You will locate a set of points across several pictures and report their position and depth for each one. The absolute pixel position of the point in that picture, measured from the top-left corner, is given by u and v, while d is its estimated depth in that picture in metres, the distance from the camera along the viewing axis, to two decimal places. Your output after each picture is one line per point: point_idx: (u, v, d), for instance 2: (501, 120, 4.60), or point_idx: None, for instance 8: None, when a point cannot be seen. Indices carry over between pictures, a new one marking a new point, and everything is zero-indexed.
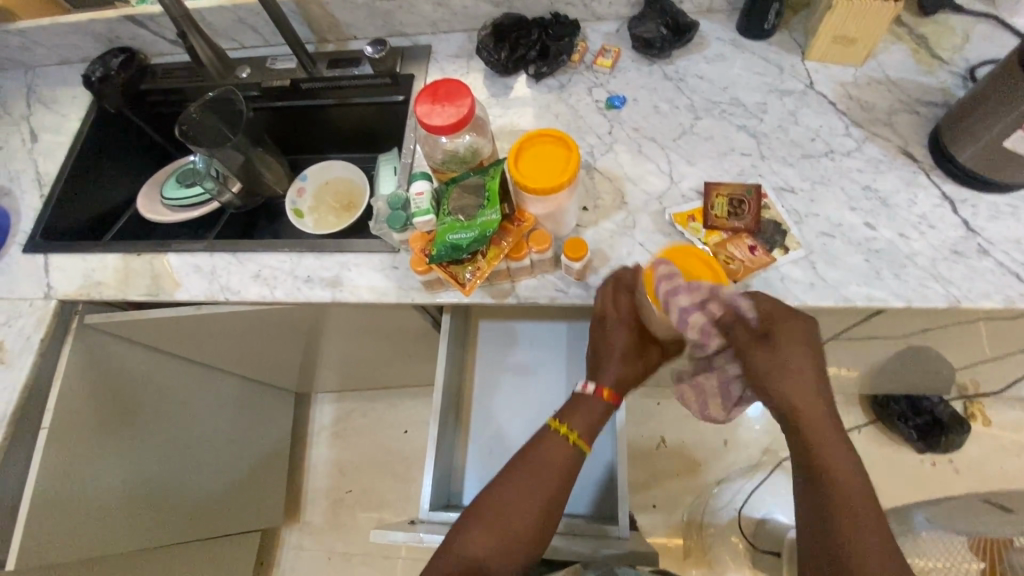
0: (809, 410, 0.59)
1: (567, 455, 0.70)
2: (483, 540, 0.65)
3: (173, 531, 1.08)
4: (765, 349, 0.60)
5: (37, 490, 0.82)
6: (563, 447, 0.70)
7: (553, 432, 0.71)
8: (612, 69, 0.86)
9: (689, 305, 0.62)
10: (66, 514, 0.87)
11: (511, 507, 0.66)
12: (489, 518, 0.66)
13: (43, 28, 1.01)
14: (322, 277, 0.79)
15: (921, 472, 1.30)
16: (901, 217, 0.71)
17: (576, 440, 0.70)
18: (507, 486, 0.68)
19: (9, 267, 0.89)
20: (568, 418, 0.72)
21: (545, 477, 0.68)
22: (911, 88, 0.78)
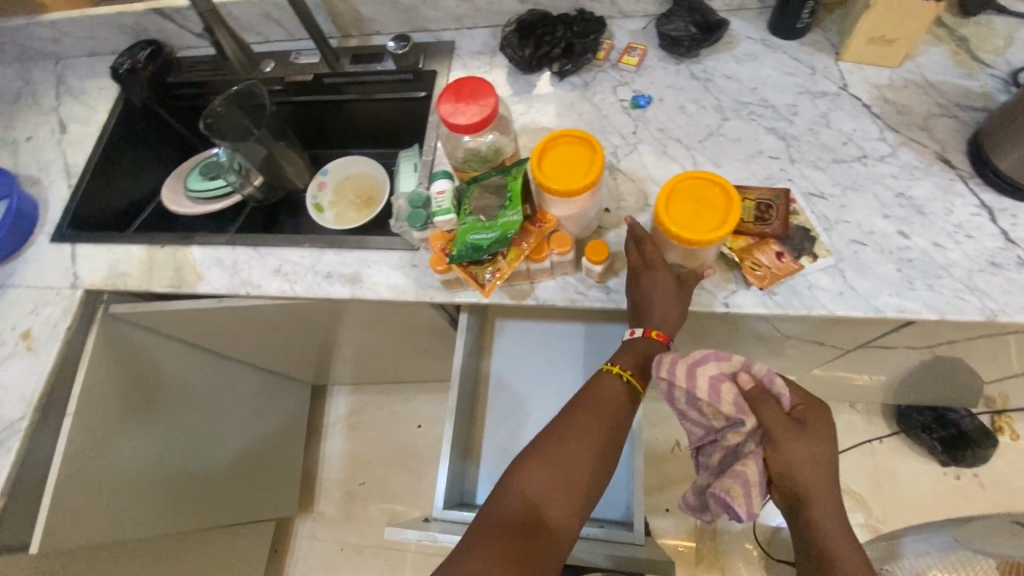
0: (812, 476, 0.60)
1: (620, 400, 0.66)
2: (541, 480, 0.62)
3: (186, 512, 1.09)
4: (783, 421, 0.60)
5: (62, 476, 0.84)
6: (608, 384, 0.67)
7: (609, 373, 0.68)
8: (638, 68, 0.85)
9: (719, 373, 0.61)
10: (89, 498, 0.88)
11: (566, 451, 0.63)
12: (545, 459, 0.63)
13: (73, 20, 1.02)
14: (342, 273, 0.80)
15: (945, 486, 1.27)
16: (936, 226, 0.68)
17: (628, 377, 0.67)
18: (564, 428, 0.65)
19: (37, 256, 0.91)
20: (620, 357, 0.68)
21: (601, 418, 0.65)
22: (950, 92, 0.76)
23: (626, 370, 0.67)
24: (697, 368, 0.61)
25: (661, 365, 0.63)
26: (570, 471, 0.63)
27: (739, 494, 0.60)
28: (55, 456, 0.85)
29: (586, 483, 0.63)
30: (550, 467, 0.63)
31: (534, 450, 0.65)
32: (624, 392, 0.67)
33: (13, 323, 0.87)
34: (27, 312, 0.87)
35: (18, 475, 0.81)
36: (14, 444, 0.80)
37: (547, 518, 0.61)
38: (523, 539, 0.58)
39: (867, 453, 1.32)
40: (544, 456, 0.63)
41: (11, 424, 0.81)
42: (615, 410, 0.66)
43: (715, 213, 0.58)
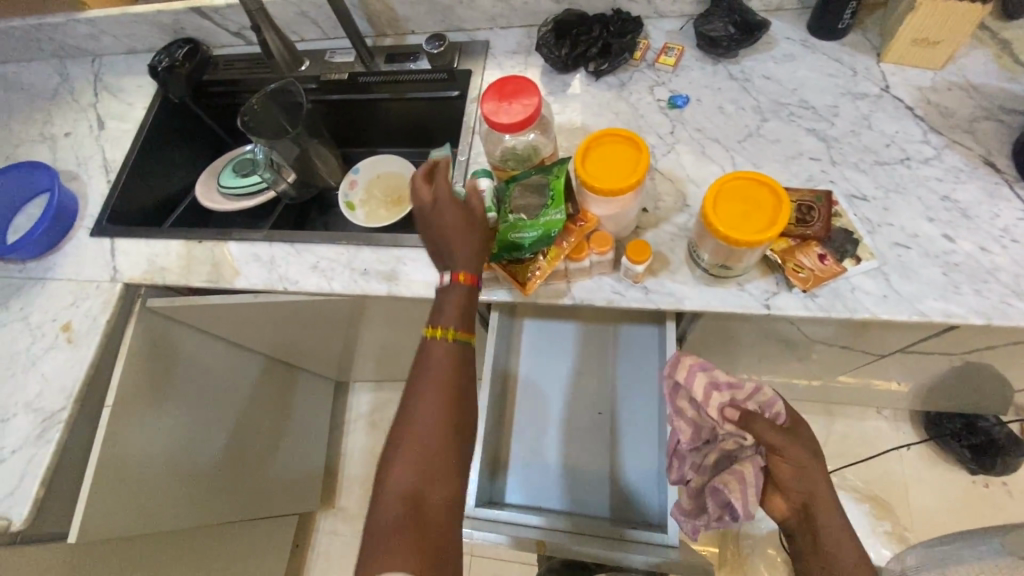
0: (809, 478, 0.62)
1: (446, 353, 0.61)
2: (413, 462, 0.56)
3: (208, 501, 1.08)
4: (779, 429, 0.64)
5: (99, 465, 0.84)
6: (444, 345, 0.62)
7: (432, 339, 0.62)
8: (675, 68, 0.85)
9: (711, 381, 0.67)
10: (124, 488, 0.89)
11: (420, 415, 0.58)
12: (409, 444, 0.57)
13: (113, 18, 1.04)
14: (379, 270, 0.80)
15: (973, 494, 1.25)
16: (982, 230, 0.67)
17: (454, 335, 0.62)
18: (413, 411, 0.59)
19: (77, 249, 0.93)
20: (437, 317, 0.63)
21: (432, 380, 0.60)
22: (995, 94, 0.75)
23: (449, 329, 0.62)
24: (716, 380, 0.68)
25: (684, 371, 0.69)
26: (431, 442, 0.57)
27: (735, 488, 0.64)
28: (94, 446, 0.86)
29: (450, 450, 0.57)
30: (416, 448, 0.57)
31: (399, 439, 0.58)
32: (449, 348, 0.62)
33: (53, 315, 0.88)
34: (67, 304, 0.88)
35: (59, 465, 0.82)
36: (53, 435, 0.80)
37: (435, 494, 0.55)
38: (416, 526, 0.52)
39: (892, 460, 1.30)
40: (403, 447, 0.57)
41: (50, 414, 0.81)
42: (446, 360, 0.61)
43: (764, 212, 0.58)
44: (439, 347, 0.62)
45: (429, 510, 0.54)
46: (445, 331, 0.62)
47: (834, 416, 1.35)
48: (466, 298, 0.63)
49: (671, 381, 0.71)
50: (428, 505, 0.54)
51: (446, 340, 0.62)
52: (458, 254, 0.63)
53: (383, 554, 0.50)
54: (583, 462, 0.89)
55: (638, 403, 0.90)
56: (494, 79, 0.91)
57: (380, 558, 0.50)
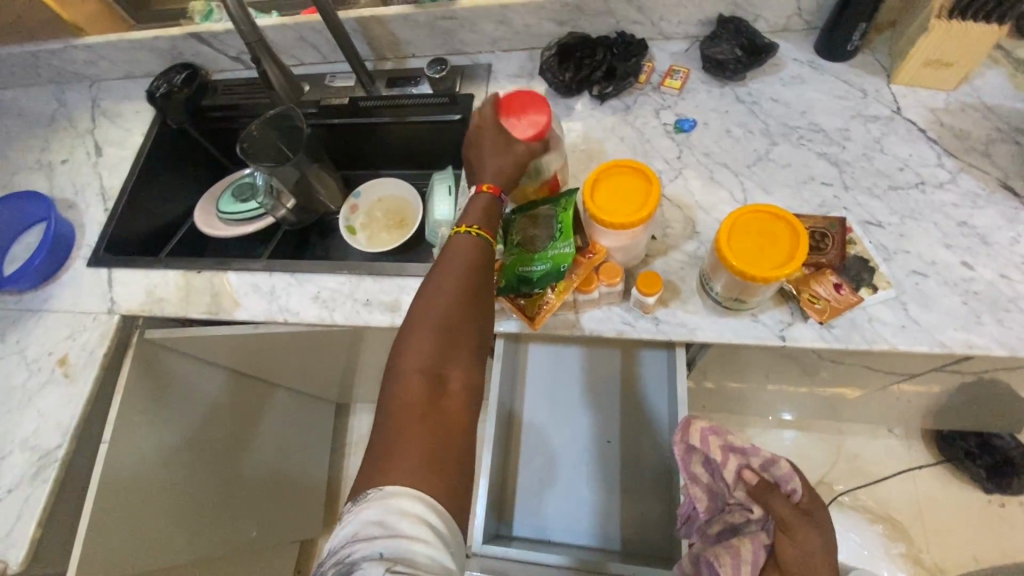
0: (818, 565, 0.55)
1: (466, 250, 0.59)
2: (427, 351, 0.53)
3: (208, 523, 1.05)
4: (786, 510, 0.58)
5: (97, 502, 0.82)
6: (469, 243, 0.59)
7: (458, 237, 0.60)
8: (681, 91, 0.83)
9: (712, 431, 0.64)
10: (122, 523, 0.87)
11: (438, 309, 0.55)
12: (424, 329, 0.54)
13: (111, 44, 1.03)
14: (382, 301, 0.78)
15: (989, 515, 1.22)
16: (1002, 256, 0.66)
17: (477, 233, 0.59)
18: (425, 303, 0.56)
19: (73, 280, 0.91)
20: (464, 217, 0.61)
21: (449, 276, 0.57)
22: (1009, 116, 0.73)
23: (474, 228, 0.60)
24: (730, 443, 0.64)
25: (695, 434, 0.64)
26: (445, 331, 0.54)
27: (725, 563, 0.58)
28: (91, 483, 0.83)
29: (466, 343, 0.55)
30: (428, 337, 0.53)
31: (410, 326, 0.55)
32: (470, 243, 0.59)
33: (49, 348, 0.86)
34: (63, 337, 0.86)
35: (55, 503, 0.80)
36: (49, 474, 0.77)
37: (453, 382, 0.53)
38: (433, 418, 0.50)
39: (905, 480, 1.28)
40: (413, 337, 0.54)
41: (46, 452, 0.79)
42: (464, 253, 0.58)
43: (781, 248, 0.56)
44: (461, 254, 0.58)
45: (445, 399, 0.52)
46: (468, 228, 0.60)
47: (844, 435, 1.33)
48: (490, 207, 0.62)
49: (683, 446, 0.66)
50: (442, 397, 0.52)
51: (469, 236, 0.60)
52: (491, 156, 0.64)
53: (395, 450, 0.48)
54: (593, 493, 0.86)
55: (647, 432, 0.88)
56: None
57: (388, 460, 0.48)
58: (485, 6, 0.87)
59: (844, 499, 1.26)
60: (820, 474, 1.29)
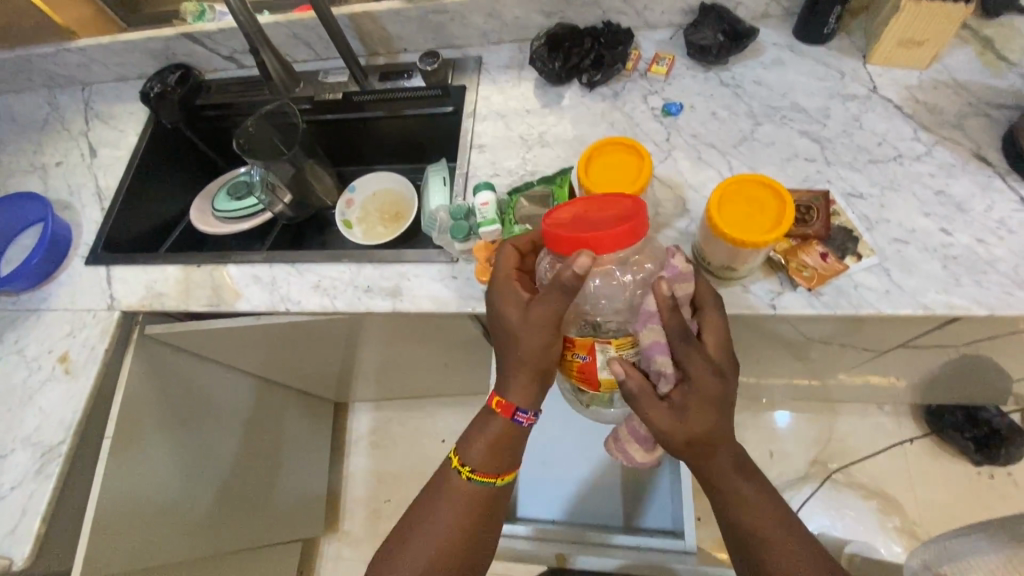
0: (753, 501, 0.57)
1: (467, 494, 0.62)
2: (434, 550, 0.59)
3: (209, 526, 1.05)
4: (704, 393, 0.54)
5: (102, 498, 0.82)
6: (463, 485, 0.62)
7: (451, 468, 0.63)
8: (667, 77, 0.86)
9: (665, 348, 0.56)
10: (129, 519, 0.87)
11: (430, 526, 0.61)
12: (438, 522, 0.61)
13: (103, 46, 1.04)
14: (382, 286, 0.80)
15: (979, 486, 1.26)
16: (977, 222, 0.69)
17: (468, 474, 0.62)
18: (442, 497, 0.62)
19: (72, 279, 0.91)
20: (467, 447, 0.63)
21: (455, 507, 0.61)
22: (980, 91, 0.77)
23: (467, 466, 0.62)
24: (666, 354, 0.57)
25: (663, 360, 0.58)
26: (449, 537, 0.60)
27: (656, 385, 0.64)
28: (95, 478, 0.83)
29: (466, 548, 0.60)
30: (436, 535, 0.60)
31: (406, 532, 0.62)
32: (466, 488, 0.62)
33: (49, 346, 0.86)
34: (63, 335, 0.87)
35: (60, 500, 0.80)
36: (53, 470, 0.78)
37: None
38: None
39: (897, 455, 1.31)
40: (426, 523, 0.61)
41: (50, 448, 0.79)
42: (465, 513, 0.61)
43: (767, 215, 0.60)
44: (497, 424, 0.62)
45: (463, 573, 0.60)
46: (466, 471, 0.62)
47: (836, 415, 1.36)
48: (495, 438, 0.62)
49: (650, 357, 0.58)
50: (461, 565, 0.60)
51: (465, 479, 0.62)
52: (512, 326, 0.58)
53: None
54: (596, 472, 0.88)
55: None
56: (489, 93, 0.92)
57: None
58: None
59: (838, 477, 1.29)
60: (813, 453, 1.33)
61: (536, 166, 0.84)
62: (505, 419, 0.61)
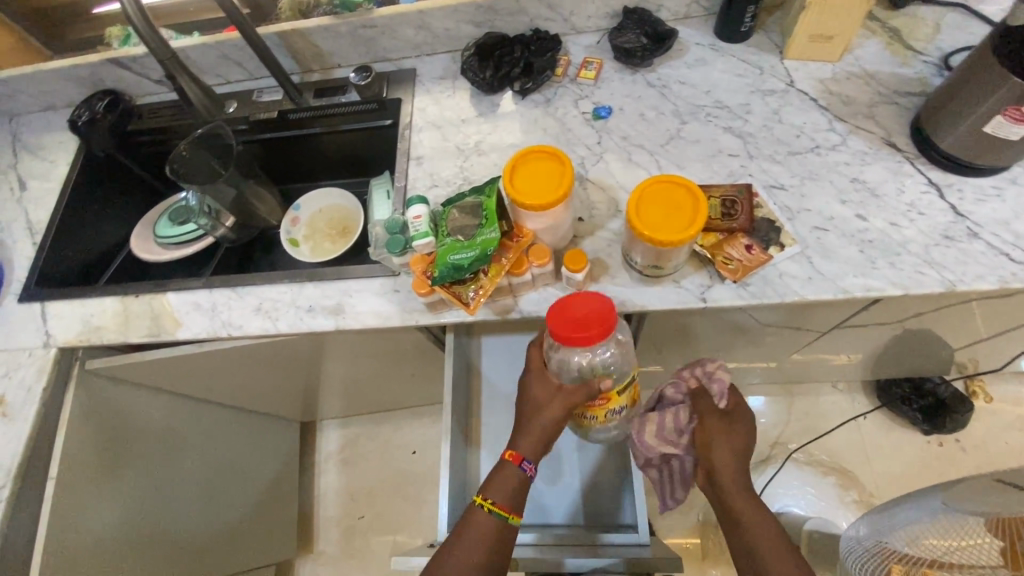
0: (743, 495, 0.68)
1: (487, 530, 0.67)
2: None
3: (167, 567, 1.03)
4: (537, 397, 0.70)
5: (50, 538, 0.81)
6: (484, 516, 0.68)
7: (475, 507, 0.68)
8: (596, 80, 0.88)
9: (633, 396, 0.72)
10: (80, 558, 0.85)
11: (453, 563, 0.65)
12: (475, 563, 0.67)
13: (26, 76, 1.01)
14: (324, 305, 0.79)
15: (930, 454, 1.31)
16: (890, 206, 0.72)
17: (491, 507, 0.68)
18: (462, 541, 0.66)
19: (5, 318, 0.88)
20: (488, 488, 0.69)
21: (475, 543, 0.66)
22: (889, 80, 0.81)
23: (489, 500, 0.68)
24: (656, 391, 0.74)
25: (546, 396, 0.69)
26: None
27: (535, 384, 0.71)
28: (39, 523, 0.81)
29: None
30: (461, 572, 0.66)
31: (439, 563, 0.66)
32: (488, 521, 0.67)
33: None
34: None
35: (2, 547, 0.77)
36: None
37: None
38: None
39: (852, 431, 1.36)
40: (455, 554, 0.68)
41: None
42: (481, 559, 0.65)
43: (685, 212, 0.59)
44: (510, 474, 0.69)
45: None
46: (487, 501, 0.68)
47: (793, 395, 1.41)
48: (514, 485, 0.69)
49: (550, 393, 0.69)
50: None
51: (485, 511, 0.68)
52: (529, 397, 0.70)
53: None
54: (555, 473, 0.87)
55: None
56: (424, 104, 0.92)
57: None
58: (403, 12, 0.89)
59: (798, 456, 1.34)
60: (774, 435, 1.37)
61: (473, 175, 0.85)
62: (513, 466, 0.69)
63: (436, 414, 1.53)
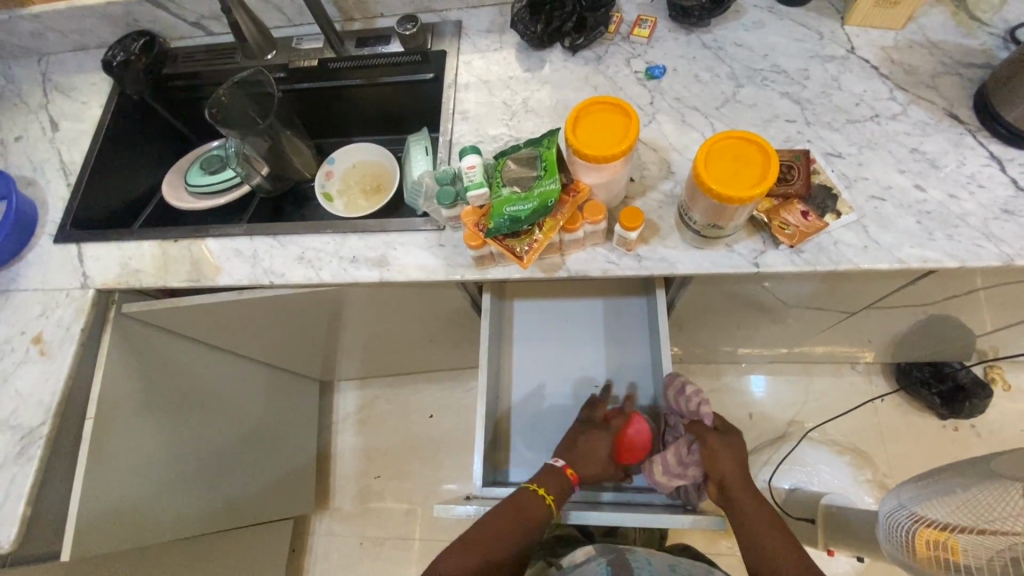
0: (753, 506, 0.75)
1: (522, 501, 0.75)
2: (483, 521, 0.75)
3: (195, 513, 1.04)
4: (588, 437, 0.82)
5: (83, 509, 0.80)
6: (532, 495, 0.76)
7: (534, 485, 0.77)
8: (649, 40, 0.86)
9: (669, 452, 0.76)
10: (114, 521, 0.86)
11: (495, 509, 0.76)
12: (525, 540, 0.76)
13: (58, 12, 0.98)
14: (368, 257, 0.79)
15: (944, 438, 1.33)
16: (949, 178, 0.71)
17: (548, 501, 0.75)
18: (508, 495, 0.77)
19: (41, 258, 0.87)
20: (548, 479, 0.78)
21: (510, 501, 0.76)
22: (953, 51, 0.79)
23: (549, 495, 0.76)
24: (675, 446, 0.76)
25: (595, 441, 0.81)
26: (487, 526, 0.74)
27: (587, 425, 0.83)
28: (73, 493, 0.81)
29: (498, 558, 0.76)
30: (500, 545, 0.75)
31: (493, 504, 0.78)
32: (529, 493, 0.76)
33: (22, 328, 0.83)
34: (36, 315, 0.84)
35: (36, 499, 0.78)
36: (34, 452, 0.76)
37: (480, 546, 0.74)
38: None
39: (868, 413, 1.37)
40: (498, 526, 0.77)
41: (29, 431, 0.78)
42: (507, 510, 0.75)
43: (755, 168, 0.58)
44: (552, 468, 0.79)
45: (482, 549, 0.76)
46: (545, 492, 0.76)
47: (811, 376, 1.42)
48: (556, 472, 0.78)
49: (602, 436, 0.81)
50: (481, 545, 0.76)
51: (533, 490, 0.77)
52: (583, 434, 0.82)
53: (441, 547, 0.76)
54: None
55: (633, 368, 0.91)
56: (470, 58, 0.90)
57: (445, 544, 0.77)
58: None
59: (815, 435, 1.36)
60: (791, 414, 1.38)
61: (521, 132, 0.83)
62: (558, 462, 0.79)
63: (454, 379, 1.54)
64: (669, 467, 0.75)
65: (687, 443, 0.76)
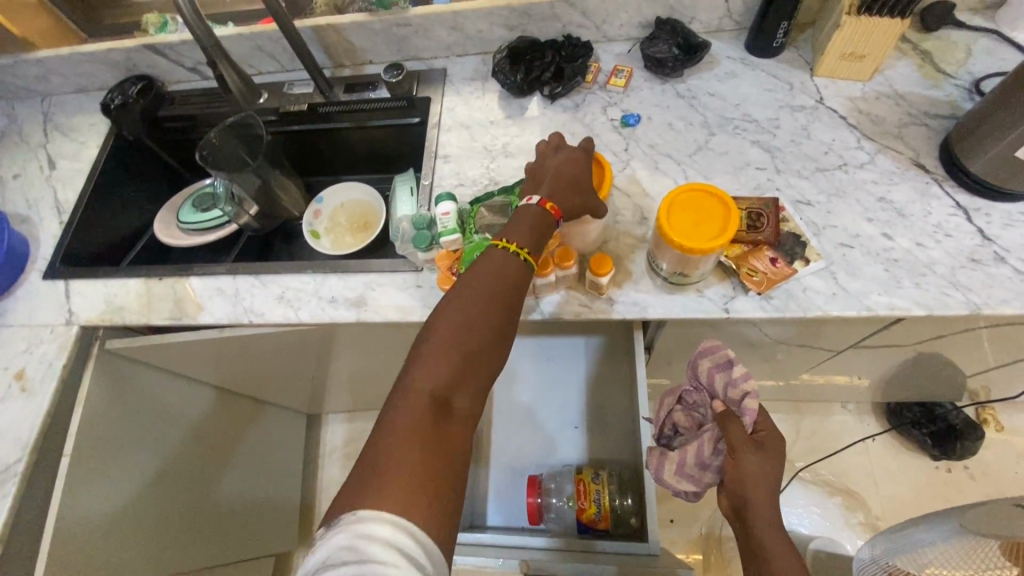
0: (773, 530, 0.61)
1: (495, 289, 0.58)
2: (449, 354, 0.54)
3: (176, 547, 1.03)
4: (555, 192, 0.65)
5: (55, 549, 0.79)
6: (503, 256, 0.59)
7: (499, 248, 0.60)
8: (626, 89, 0.88)
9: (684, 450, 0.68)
10: (93, 562, 0.85)
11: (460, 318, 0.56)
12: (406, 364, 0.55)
13: (61, 58, 1.02)
14: (347, 297, 0.80)
15: (938, 480, 1.30)
16: (917, 227, 0.72)
17: (525, 256, 0.60)
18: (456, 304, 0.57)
19: (28, 294, 0.89)
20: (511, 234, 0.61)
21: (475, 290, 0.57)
22: (919, 102, 0.81)
23: (523, 248, 0.60)
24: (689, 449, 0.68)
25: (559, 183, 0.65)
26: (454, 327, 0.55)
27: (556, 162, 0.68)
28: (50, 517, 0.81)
29: (502, 303, 0.57)
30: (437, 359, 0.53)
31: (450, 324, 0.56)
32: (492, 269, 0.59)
33: (4, 364, 0.84)
34: (19, 351, 0.85)
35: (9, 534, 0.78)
36: (8, 489, 0.76)
37: (459, 402, 0.52)
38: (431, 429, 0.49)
39: (860, 453, 1.35)
40: (365, 462, 0.49)
41: (4, 468, 0.78)
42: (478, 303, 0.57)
43: (715, 221, 0.60)
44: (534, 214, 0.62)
45: (446, 424, 0.51)
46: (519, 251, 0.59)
47: (802, 414, 1.40)
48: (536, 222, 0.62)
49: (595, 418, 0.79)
50: (447, 428, 0.51)
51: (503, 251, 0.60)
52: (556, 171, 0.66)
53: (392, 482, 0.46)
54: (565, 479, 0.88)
55: (611, 409, 0.91)
56: (453, 105, 0.93)
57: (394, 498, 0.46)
58: (437, 12, 0.91)
59: (805, 475, 1.34)
60: None
61: (499, 176, 0.85)
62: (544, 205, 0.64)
63: None
64: (681, 470, 0.68)
65: (713, 442, 0.66)
